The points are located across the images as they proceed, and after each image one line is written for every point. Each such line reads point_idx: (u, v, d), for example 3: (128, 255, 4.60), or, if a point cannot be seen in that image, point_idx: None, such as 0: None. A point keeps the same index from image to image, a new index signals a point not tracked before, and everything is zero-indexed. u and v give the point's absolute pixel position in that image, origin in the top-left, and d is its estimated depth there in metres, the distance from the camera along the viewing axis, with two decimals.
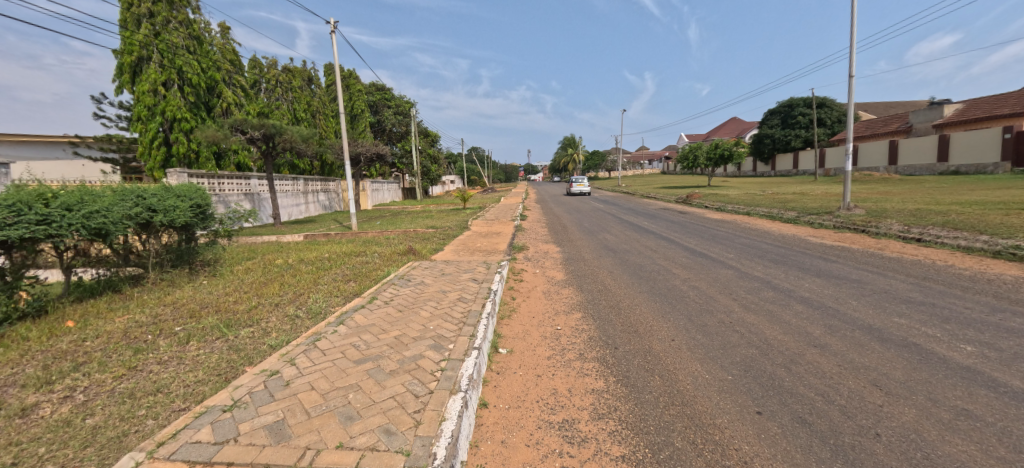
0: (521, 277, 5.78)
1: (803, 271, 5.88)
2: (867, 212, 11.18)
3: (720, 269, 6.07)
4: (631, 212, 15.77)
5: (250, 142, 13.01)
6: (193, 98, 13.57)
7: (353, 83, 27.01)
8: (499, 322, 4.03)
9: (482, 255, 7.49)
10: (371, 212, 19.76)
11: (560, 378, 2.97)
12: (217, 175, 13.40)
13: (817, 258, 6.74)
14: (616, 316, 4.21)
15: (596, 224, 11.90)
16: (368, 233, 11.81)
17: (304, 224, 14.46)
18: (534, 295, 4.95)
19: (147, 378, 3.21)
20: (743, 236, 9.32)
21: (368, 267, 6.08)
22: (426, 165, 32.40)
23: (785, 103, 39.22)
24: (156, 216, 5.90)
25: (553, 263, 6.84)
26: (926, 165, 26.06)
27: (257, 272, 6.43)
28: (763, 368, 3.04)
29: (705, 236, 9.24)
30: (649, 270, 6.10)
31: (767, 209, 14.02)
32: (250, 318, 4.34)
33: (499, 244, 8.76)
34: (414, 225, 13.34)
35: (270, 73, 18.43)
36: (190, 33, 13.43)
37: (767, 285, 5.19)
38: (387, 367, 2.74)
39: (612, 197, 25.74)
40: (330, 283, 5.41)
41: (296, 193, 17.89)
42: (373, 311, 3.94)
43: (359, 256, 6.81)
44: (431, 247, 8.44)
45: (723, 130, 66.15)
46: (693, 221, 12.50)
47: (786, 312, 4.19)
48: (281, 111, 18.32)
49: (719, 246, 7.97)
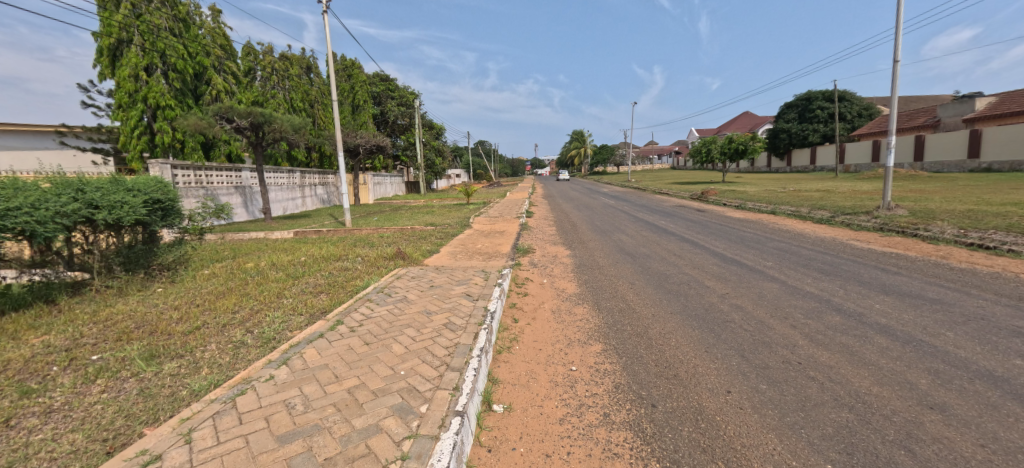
0: (525, 290, 4.85)
1: (864, 286, 4.90)
2: (910, 212, 10.08)
3: (763, 282, 5.10)
4: (645, 209, 14.72)
5: (236, 131, 12.09)
6: (178, 85, 12.75)
7: (354, 73, 26.09)
8: (497, 359, 3.10)
9: (482, 259, 6.59)
10: (370, 207, 18.88)
11: (579, 461, 2.05)
12: (204, 167, 12.71)
13: (874, 268, 5.72)
14: (647, 349, 3.27)
15: (608, 222, 10.95)
16: (361, 231, 10.96)
17: (296, 220, 13.69)
18: (541, 316, 4.02)
19: (10, 442, 2.34)
20: (775, 238, 8.30)
21: (346, 275, 5.18)
22: (430, 158, 31.54)
23: (803, 96, 37.66)
24: (98, 213, 5.02)
25: (564, 270, 5.92)
26: (956, 162, 24.62)
27: (220, 279, 5.55)
28: (874, 450, 2.10)
29: (732, 238, 8.24)
30: (677, 282, 5.15)
31: (794, 207, 12.91)
32: (185, 346, 3.46)
33: (502, 245, 7.85)
34: (412, 222, 12.46)
35: (266, 60, 17.55)
36: (176, 15, 12.60)
37: (829, 306, 4.21)
38: (321, 453, 1.84)
39: (623, 193, 24.64)
40: (298, 296, 4.54)
41: (292, 186, 17.09)
42: (333, 343, 3.02)
43: (339, 261, 5.92)
44: (427, 249, 7.56)
45: (736, 124, 64.27)
46: (714, 220, 11.45)
47: (868, 350, 3.24)
48: (276, 101, 17.45)
49: (754, 251, 6.95)
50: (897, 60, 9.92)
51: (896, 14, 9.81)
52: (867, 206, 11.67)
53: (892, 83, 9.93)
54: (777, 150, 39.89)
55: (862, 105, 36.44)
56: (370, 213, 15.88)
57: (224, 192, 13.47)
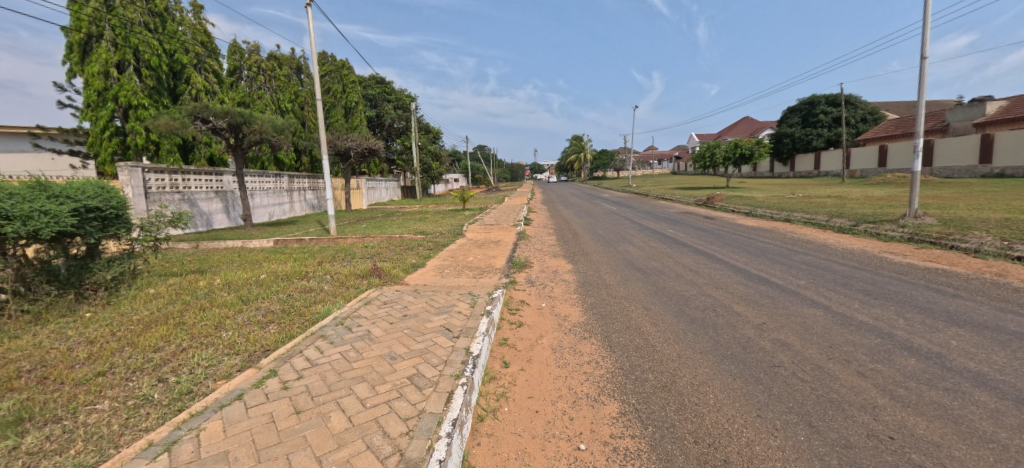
0: (520, 319, 4.01)
1: (926, 314, 4.08)
2: (940, 221, 9.29)
3: (803, 308, 4.28)
4: (650, 216, 13.91)
5: (213, 132, 11.25)
6: (152, 83, 12.02)
7: (349, 74, 25.47)
8: (477, 430, 2.28)
9: (471, 276, 5.76)
10: (361, 213, 18.08)
11: None
12: (181, 170, 11.98)
13: (927, 289, 4.91)
14: (679, 413, 2.44)
15: (612, 231, 10.16)
16: (346, 240, 10.20)
17: (279, 227, 12.88)
18: (539, 358, 3.19)
19: None
20: (799, 250, 7.48)
21: (307, 298, 4.35)
22: (426, 162, 30.72)
23: (806, 100, 37.15)
24: (7, 225, 4.21)
25: (566, 290, 5.10)
26: (966, 167, 23.90)
27: (160, 301, 4.71)
28: None
29: (751, 250, 7.43)
30: (700, 307, 4.33)
31: (810, 214, 12.13)
32: (68, 405, 2.62)
33: (496, 258, 7.05)
34: (402, 230, 11.65)
35: (252, 59, 16.82)
36: (152, 9, 11.94)
37: (897, 345, 3.38)
38: None
39: (624, 198, 23.85)
40: (240, 327, 3.70)
41: (278, 191, 16.27)
42: (251, 411, 2.20)
43: (304, 279, 5.10)
44: (411, 263, 6.73)
45: (737, 129, 63.84)
46: (726, 228, 10.65)
47: (975, 415, 2.41)
48: (263, 102, 16.73)
49: (780, 267, 6.12)
50: (925, 56, 9.16)
51: (925, 7, 9.09)
52: (889, 214, 10.88)
53: (921, 81, 9.17)
54: (781, 155, 39.22)
55: (866, 109, 35.80)
56: (359, 220, 15.06)
57: (202, 197, 12.73)
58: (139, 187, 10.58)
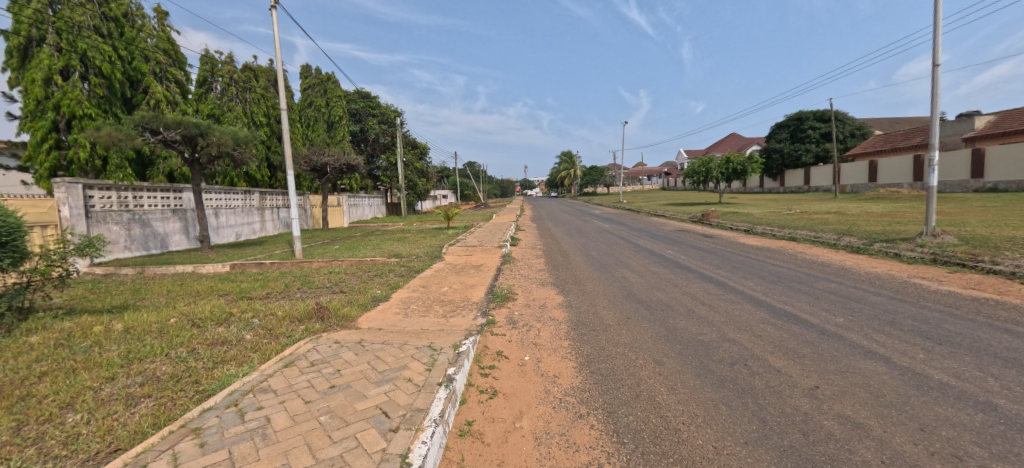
0: (493, 384, 3.00)
1: (1018, 370, 3.16)
2: (961, 240, 8.56)
3: (859, 361, 3.33)
4: (645, 235, 13.05)
5: (165, 145, 10.18)
6: (102, 92, 10.99)
7: (332, 88, 24.61)
8: None
9: (441, 314, 4.74)
10: (338, 232, 17.00)
11: None
12: (133, 186, 10.90)
13: (995, 329, 4.03)
14: None
15: (606, 252, 9.26)
16: (312, 264, 9.15)
17: (241, 248, 11.75)
18: (516, 460, 2.18)
19: None
20: (818, 276, 6.60)
21: (213, 356, 3.27)
22: (412, 179, 29.91)
23: (794, 116, 37.36)
24: None
25: (556, 333, 4.12)
26: (959, 182, 23.63)
27: (25, 356, 3.58)
28: None
29: (766, 276, 6.54)
30: (728, 362, 3.37)
31: (815, 232, 11.39)
32: None
33: (474, 288, 6.04)
34: (376, 251, 10.64)
35: (224, 70, 15.93)
36: (105, 13, 11.09)
37: (1013, 425, 2.44)
38: None
39: (615, 215, 23.10)
40: (97, 408, 2.62)
41: (248, 209, 15.14)
42: None
43: (226, 322, 4.01)
44: (373, 296, 5.69)
45: (724, 145, 64.49)
46: (728, 248, 9.83)
47: None
48: (234, 114, 15.71)
49: (807, 300, 5.20)
50: (936, 64, 8.59)
51: (937, 14, 8.56)
52: (903, 231, 10.12)
53: (933, 89, 8.58)
54: (771, 170, 39.12)
55: (853, 125, 35.96)
56: (333, 240, 13.97)
57: (157, 216, 11.65)
58: (81, 206, 9.46)
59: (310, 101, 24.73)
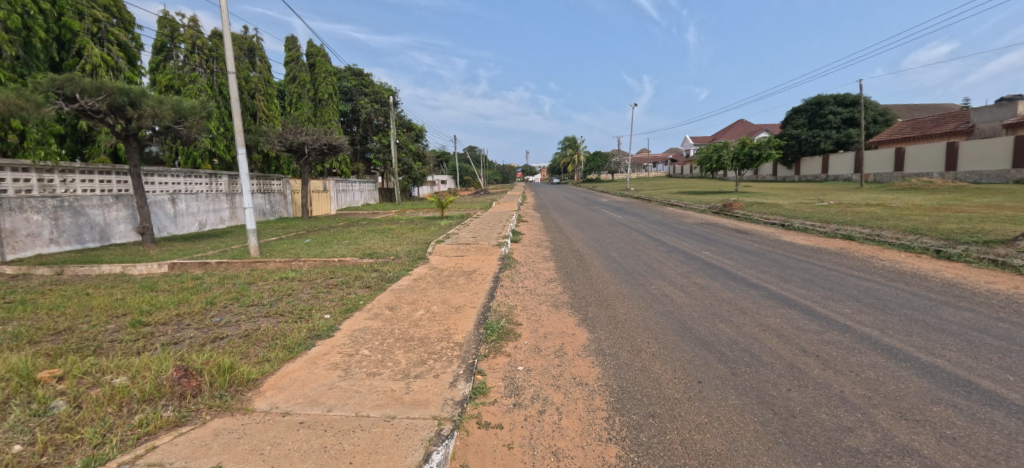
0: None
1: None
2: None
3: None
4: (668, 229, 11.25)
5: (86, 115, 8.30)
6: (17, 53, 8.98)
7: (318, 62, 22.53)
8: None
9: (400, 372, 2.96)
10: (319, 221, 15.26)
11: None
12: (59, 168, 9.07)
13: None
14: None
15: (631, 254, 7.48)
16: (269, 266, 7.40)
17: (193, 242, 9.96)
18: None
19: None
20: (929, 298, 4.83)
21: None
22: (406, 163, 27.94)
23: (812, 100, 35.35)
24: None
25: (589, 426, 2.37)
26: (996, 172, 21.68)
27: None
28: None
29: (861, 297, 4.78)
30: None
31: (871, 228, 9.60)
32: None
33: (462, 313, 4.27)
34: (350, 248, 8.85)
35: (186, 35, 13.93)
36: None
37: None
38: None
39: (625, 204, 21.24)
40: None
41: (213, 195, 13.33)
42: None
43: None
44: (314, 327, 3.93)
45: (733, 131, 62.17)
46: (777, 249, 8.04)
47: None
48: (197, 87, 13.80)
49: (959, 346, 3.43)
50: None
51: None
52: (986, 230, 8.34)
53: None
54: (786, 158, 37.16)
55: (877, 110, 33.77)
56: (308, 232, 12.15)
57: (94, 204, 9.87)
58: None
59: (293, 76, 22.60)
